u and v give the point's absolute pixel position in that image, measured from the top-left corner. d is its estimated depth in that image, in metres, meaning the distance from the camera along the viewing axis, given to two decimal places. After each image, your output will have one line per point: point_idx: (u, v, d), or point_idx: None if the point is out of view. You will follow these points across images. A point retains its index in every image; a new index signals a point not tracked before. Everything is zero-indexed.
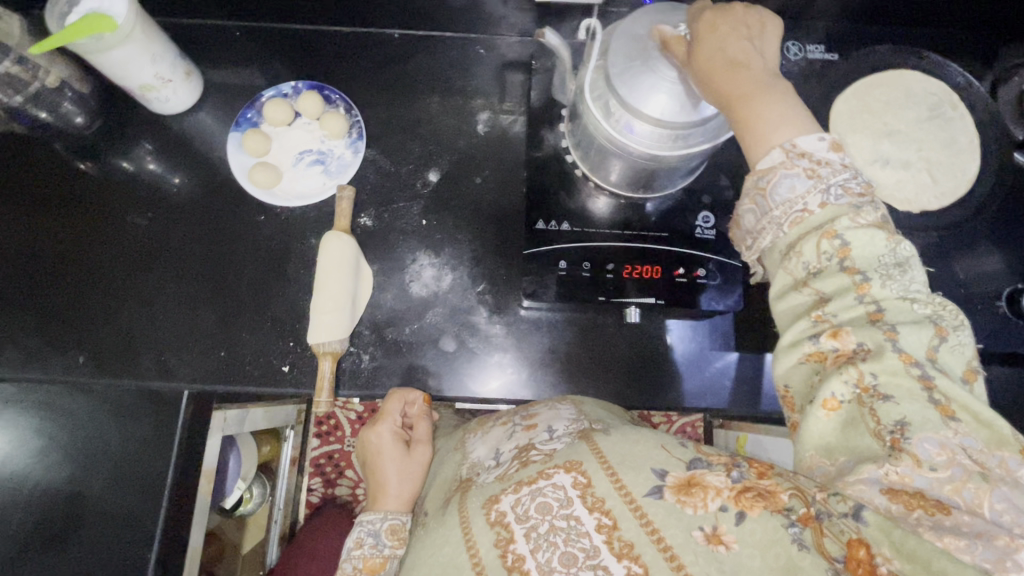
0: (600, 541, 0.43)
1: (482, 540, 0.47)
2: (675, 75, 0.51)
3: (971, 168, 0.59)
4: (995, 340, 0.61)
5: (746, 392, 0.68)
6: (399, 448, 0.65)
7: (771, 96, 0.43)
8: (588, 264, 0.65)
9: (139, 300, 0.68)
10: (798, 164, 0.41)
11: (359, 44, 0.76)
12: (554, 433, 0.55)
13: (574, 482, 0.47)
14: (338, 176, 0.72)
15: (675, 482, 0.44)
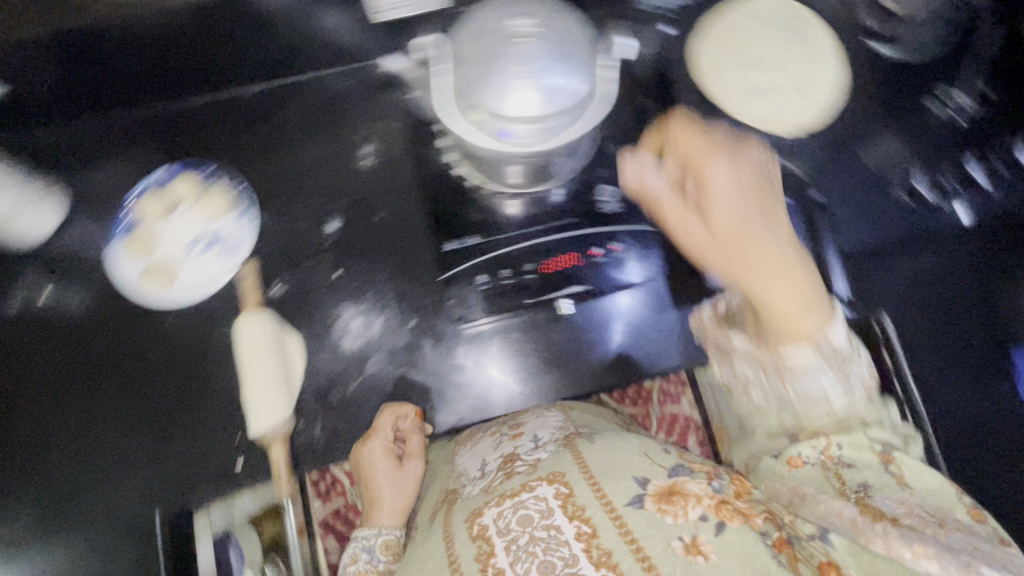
0: (578, 550, 0.41)
1: (464, 553, 0.44)
2: (525, 73, 0.53)
3: (834, 73, 0.60)
4: (900, 230, 0.64)
5: (698, 349, 0.67)
6: (387, 462, 0.63)
7: (797, 270, 0.49)
8: (507, 269, 0.65)
9: (73, 440, 0.64)
10: (823, 361, 0.48)
11: (220, 110, 0.73)
12: (538, 443, 0.55)
13: (556, 492, 0.45)
14: (237, 254, 0.68)
15: (658, 490, 0.44)
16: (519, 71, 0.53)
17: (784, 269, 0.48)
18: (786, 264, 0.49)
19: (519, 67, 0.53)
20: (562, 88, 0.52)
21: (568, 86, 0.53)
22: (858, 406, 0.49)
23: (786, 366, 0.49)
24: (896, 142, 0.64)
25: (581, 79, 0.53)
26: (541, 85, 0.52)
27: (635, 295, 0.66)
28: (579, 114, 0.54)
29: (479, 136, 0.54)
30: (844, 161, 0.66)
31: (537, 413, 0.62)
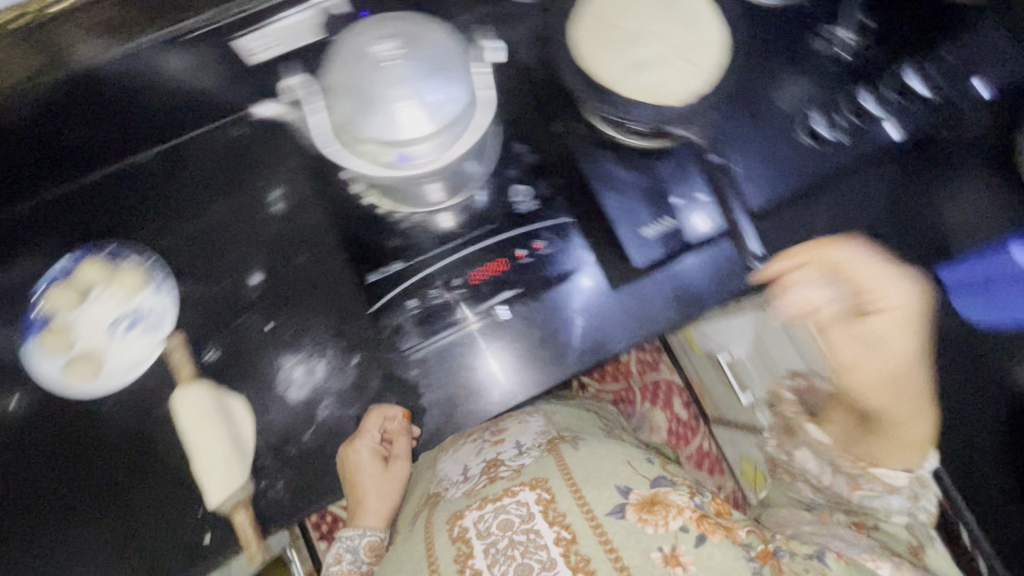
0: (557, 553, 0.53)
1: (445, 550, 0.57)
2: (403, 96, 0.51)
3: (715, 34, 0.61)
4: (806, 172, 0.66)
5: (646, 328, 0.65)
6: (376, 465, 0.71)
7: (916, 417, 0.60)
8: (435, 288, 0.64)
9: (33, 552, 0.62)
10: (909, 493, 0.63)
11: (118, 182, 0.71)
12: (521, 449, 0.68)
13: (538, 497, 0.58)
14: (160, 328, 0.66)
15: (639, 501, 0.57)
16: (399, 93, 0.51)
17: (903, 406, 0.59)
18: (883, 368, 0.58)
19: (398, 89, 0.51)
20: (444, 103, 0.52)
21: (447, 103, 0.52)
22: (899, 477, 0.62)
23: (864, 438, 0.63)
24: (777, 97, 0.68)
25: (462, 93, 0.52)
26: (421, 105, 0.51)
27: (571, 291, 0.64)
28: (463, 129, 0.53)
29: (365, 162, 0.52)
30: (740, 119, 0.67)
31: (519, 420, 0.75)
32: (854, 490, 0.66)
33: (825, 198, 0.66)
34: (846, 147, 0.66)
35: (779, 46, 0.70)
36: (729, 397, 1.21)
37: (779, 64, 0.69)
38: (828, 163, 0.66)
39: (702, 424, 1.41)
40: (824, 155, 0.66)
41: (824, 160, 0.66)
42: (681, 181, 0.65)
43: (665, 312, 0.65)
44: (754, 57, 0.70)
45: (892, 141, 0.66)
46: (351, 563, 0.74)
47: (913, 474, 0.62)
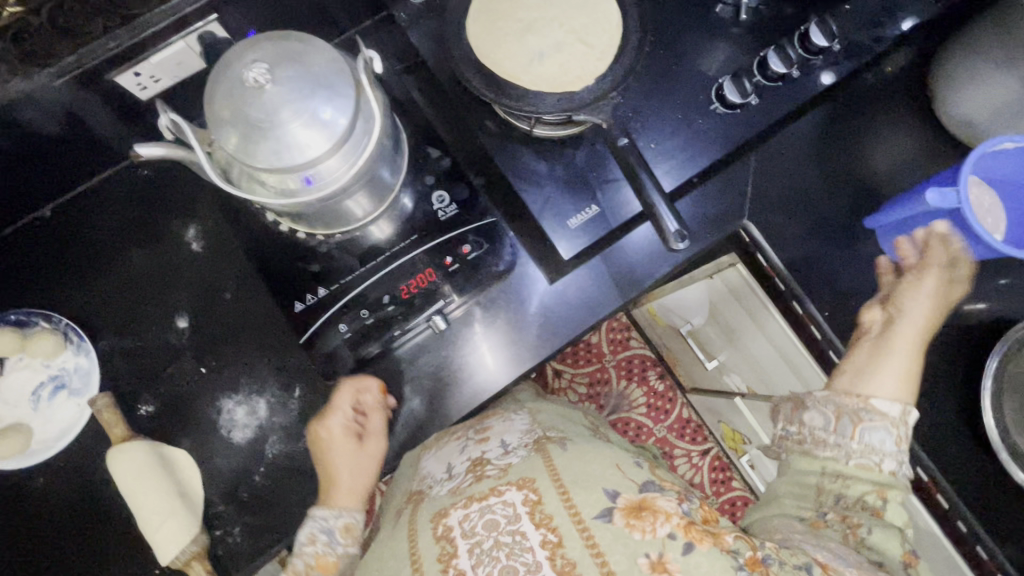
0: (542, 556, 0.46)
1: (427, 552, 0.50)
2: (289, 115, 0.49)
3: (611, 12, 0.60)
4: (718, 143, 0.67)
5: (584, 318, 0.65)
6: (350, 437, 0.62)
7: (895, 336, 0.58)
8: (365, 309, 0.62)
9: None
10: (893, 425, 0.54)
11: (22, 244, 0.68)
12: (507, 448, 0.59)
13: (524, 499, 0.50)
14: (86, 390, 0.63)
15: (627, 505, 0.48)
16: (285, 115, 0.48)
17: (883, 328, 0.59)
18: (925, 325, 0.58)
19: (282, 109, 0.48)
20: (334, 116, 0.50)
21: (337, 119, 0.50)
22: (891, 410, 0.54)
23: (874, 365, 0.56)
24: (685, 69, 0.67)
25: (352, 107, 0.50)
26: (309, 125, 0.49)
27: (501, 291, 0.65)
28: (358, 144, 0.52)
29: (262, 192, 0.51)
30: (651, 95, 0.67)
31: (503, 419, 0.67)
32: (858, 466, 0.53)
33: (742, 166, 0.67)
34: (753, 109, 0.67)
35: (680, 16, 0.69)
36: (697, 365, 1.21)
37: (686, 33, 0.68)
38: (736, 129, 0.67)
39: (680, 394, 1.42)
40: (732, 123, 0.67)
41: (734, 128, 0.67)
42: (600, 168, 0.63)
43: (606, 295, 0.64)
44: (660, 29, 0.68)
45: (824, 87, 0.68)
46: (327, 548, 0.59)
47: (905, 410, 0.54)
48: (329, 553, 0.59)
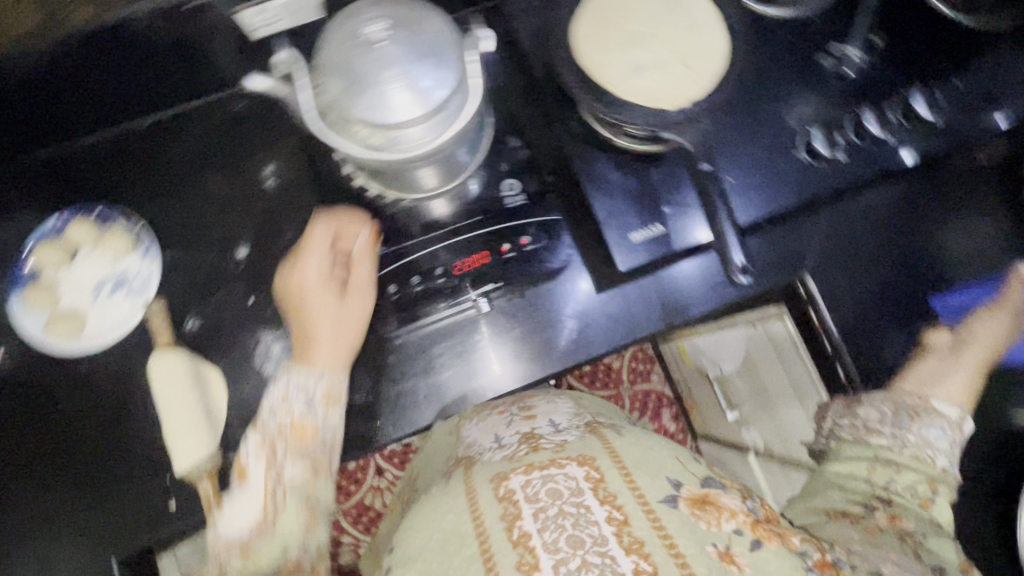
0: (609, 531, 0.41)
1: (488, 511, 0.44)
2: (394, 75, 0.51)
3: (722, 41, 0.60)
4: (800, 190, 0.66)
5: (624, 331, 0.65)
6: (327, 286, 0.60)
7: (962, 363, 0.61)
8: (417, 276, 0.63)
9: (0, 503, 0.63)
10: (950, 426, 0.58)
11: (114, 148, 0.72)
12: (558, 427, 0.56)
13: (586, 474, 0.45)
14: (143, 293, 0.67)
15: (691, 495, 0.45)
16: (387, 72, 0.51)
17: (951, 351, 0.61)
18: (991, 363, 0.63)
19: (386, 67, 0.51)
20: (435, 84, 0.51)
21: (435, 87, 0.51)
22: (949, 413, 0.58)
23: (945, 374, 0.60)
24: (778, 110, 0.67)
25: (451, 77, 0.52)
26: (408, 86, 0.51)
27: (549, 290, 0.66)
28: (449, 114, 0.53)
29: (351, 143, 0.52)
30: (738, 129, 0.66)
31: (547, 401, 0.66)
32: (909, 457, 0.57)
33: (813, 220, 0.66)
34: (840, 166, 0.66)
35: (788, 57, 0.67)
36: (716, 412, 1.19)
37: (787, 77, 0.67)
38: (819, 180, 0.66)
39: (690, 438, 1.39)
40: (816, 173, 0.66)
41: (819, 178, 0.66)
42: (674, 190, 0.64)
43: (650, 315, 0.66)
44: (764, 66, 0.67)
45: (903, 165, 0.66)
46: (303, 413, 0.56)
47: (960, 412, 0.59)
48: (306, 420, 0.56)
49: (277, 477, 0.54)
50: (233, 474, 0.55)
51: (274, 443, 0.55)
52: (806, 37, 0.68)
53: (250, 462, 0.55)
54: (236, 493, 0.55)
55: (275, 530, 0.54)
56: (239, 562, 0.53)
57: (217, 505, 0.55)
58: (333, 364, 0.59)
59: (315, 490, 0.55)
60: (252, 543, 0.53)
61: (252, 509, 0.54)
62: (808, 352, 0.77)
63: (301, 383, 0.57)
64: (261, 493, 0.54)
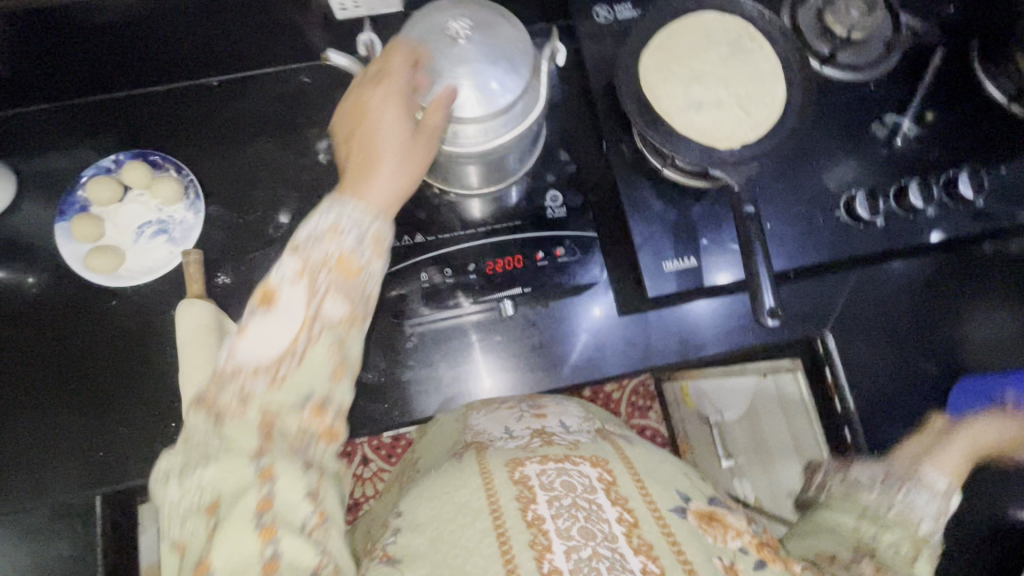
0: (620, 530, 0.43)
1: (503, 492, 0.45)
2: (467, 70, 0.53)
3: (780, 92, 0.62)
4: (833, 248, 0.67)
5: (636, 356, 0.68)
6: (403, 115, 0.48)
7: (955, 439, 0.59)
8: (450, 269, 0.65)
9: (7, 421, 0.64)
10: (941, 494, 0.54)
11: (177, 100, 0.74)
12: (570, 428, 0.56)
13: (600, 475, 0.47)
14: (183, 242, 0.69)
15: (698, 509, 0.47)
16: (458, 67, 0.52)
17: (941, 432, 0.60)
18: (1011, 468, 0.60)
19: (458, 63, 0.53)
20: (505, 84, 0.53)
21: (501, 91, 0.53)
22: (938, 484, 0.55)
23: (933, 451, 0.58)
24: (822, 168, 0.68)
25: (518, 85, 0.53)
26: (475, 85, 0.53)
27: (566, 304, 0.67)
28: (507, 119, 0.55)
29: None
30: (780, 179, 0.68)
31: (557, 402, 0.63)
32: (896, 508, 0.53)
33: (836, 281, 0.69)
34: (877, 230, 0.67)
35: (839, 118, 0.69)
36: (709, 458, 1.19)
37: (835, 137, 0.69)
38: (852, 242, 0.67)
39: None
40: (851, 234, 0.67)
41: (852, 240, 0.67)
42: (712, 228, 0.65)
43: (666, 344, 0.68)
44: (816, 123, 0.69)
45: (928, 243, 0.68)
46: (354, 249, 0.43)
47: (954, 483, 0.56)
48: (355, 257, 0.43)
49: (315, 310, 0.41)
50: (251, 302, 0.41)
51: (317, 271, 0.42)
52: (862, 104, 0.69)
53: (285, 286, 0.41)
54: (259, 322, 0.41)
55: (296, 373, 0.41)
56: (265, 388, 0.40)
57: (238, 331, 0.41)
58: (384, 208, 0.45)
59: (352, 338, 0.43)
60: (280, 376, 0.41)
61: (279, 339, 0.41)
62: (813, 403, 0.79)
63: (357, 213, 0.44)
64: (294, 325, 0.41)
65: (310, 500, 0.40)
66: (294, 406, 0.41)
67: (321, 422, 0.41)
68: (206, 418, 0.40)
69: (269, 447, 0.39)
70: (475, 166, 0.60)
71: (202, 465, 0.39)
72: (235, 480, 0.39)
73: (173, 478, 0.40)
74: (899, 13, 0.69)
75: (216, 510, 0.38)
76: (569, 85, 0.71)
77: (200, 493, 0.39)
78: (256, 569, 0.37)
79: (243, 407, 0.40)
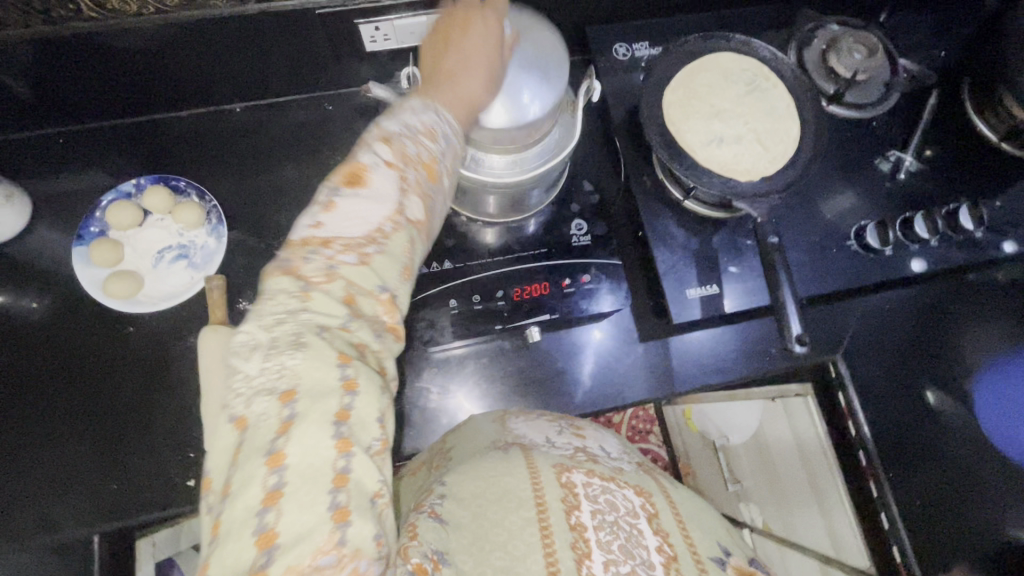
0: (658, 560, 0.43)
1: (549, 489, 0.46)
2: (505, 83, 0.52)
3: (794, 128, 0.65)
4: (846, 276, 0.70)
5: (660, 380, 0.69)
6: (493, 36, 0.51)
7: None
8: (479, 296, 0.66)
9: (10, 450, 0.62)
10: None
11: (198, 125, 0.75)
12: (611, 453, 0.56)
13: (643, 502, 0.48)
14: (204, 267, 0.69)
15: (738, 566, 0.46)
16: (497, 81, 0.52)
17: None
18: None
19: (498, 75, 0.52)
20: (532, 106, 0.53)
21: (533, 109, 0.53)
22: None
23: None
24: (830, 199, 0.72)
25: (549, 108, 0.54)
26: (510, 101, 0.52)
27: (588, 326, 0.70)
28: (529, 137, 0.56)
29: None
30: (793, 209, 0.71)
31: (596, 429, 0.62)
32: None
33: (852, 308, 0.72)
34: (886, 258, 0.71)
35: (843, 152, 0.73)
36: (717, 484, 1.18)
37: (841, 170, 0.73)
38: (863, 271, 0.70)
39: None
40: (861, 263, 0.70)
41: (861, 266, 0.70)
42: (734, 256, 0.67)
43: (687, 371, 0.69)
44: (824, 157, 0.73)
45: (911, 273, 0.71)
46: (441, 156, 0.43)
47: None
48: (441, 164, 0.43)
49: (404, 202, 0.41)
50: (341, 176, 0.40)
51: (409, 164, 0.41)
52: (865, 141, 0.74)
53: (377, 168, 0.40)
54: (350, 200, 0.39)
55: (379, 261, 0.38)
56: (355, 265, 0.38)
57: (326, 206, 0.39)
58: (457, 112, 0.47)
59: (422, 244, 0.42)
60: (367, 258, 0.38)
61: (369, 219, 0.39)
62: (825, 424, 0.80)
63: (445, 122, 0.45)
64: (384, 210, 0.40)
65: (383, 421, 0.34)
66: (373, 295, 0.38)
67: (395, 322, 0.39)
68: (289, 288, 0.36)
69: (355, 332, 0.36)
70: (493, 196, 0.63)
71: (283, 347, 0.34)
72: (317, 374, 0.33)
73: (253, 351, 0.34)
74: (896, 56, 0.73)
75: (293, 399, 0.32)
76: (590, 117, 0.74)
77: (278, 375, 0.33)
78: (326, 480, 0.31)
79: (329, 282, 0.37)
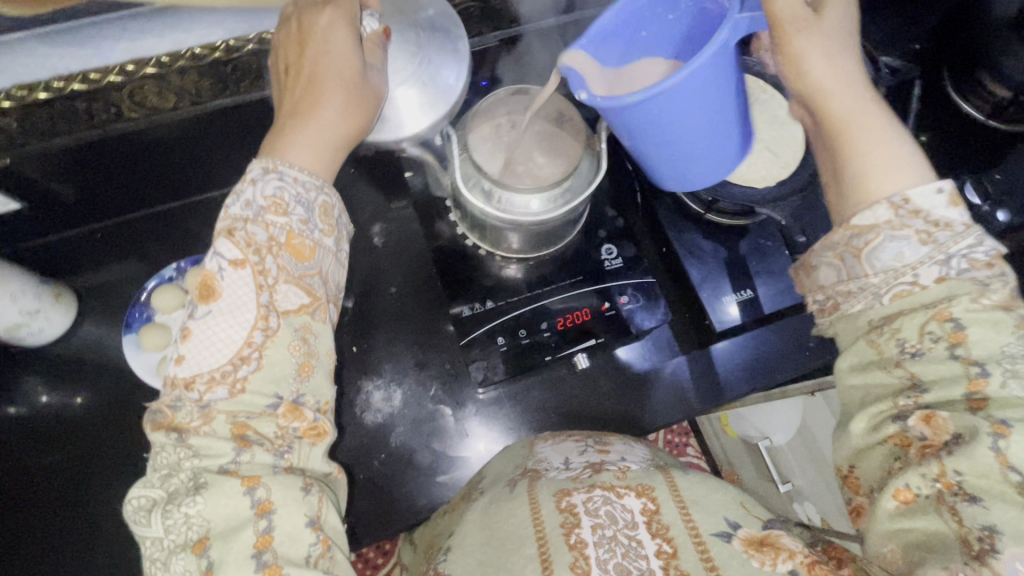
0: (657, 565, 0.43)
1: (550, 520, 0.46)
2: (410, 73, 0.54)
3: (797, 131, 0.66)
4: None
5: (703, 386, 0.71)
6: (353, 50, 0.48)
7: (875, 142, 0.43)
8: (524, 330, 0.68)
9: (109, 534, 0.68)
10: (910, 225, 0.40)
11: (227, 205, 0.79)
12: (629, 463, 0.54)
13: (643, 507, 0.47)
14: None
15: (748, 536, 0.44)
16: (396, 63, 0.54)
17: (860, 124, 0.43)
18: (895, 130, 0.43)
19: (394, 58, 0.54)
20: (444, 79, 0.55)
21: (444, 76, 0.56)
22: (879, 218, 0.41)
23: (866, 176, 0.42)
24: None
25: (464, 66, 0.57)
26: (424, 76, 0.55)
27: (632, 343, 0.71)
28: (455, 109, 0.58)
29: (474, 194, 0.59)
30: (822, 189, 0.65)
31: (623, 441, 0.61)
32: (896, 300, 0.41)
33: None
34: None
35: None
36: (768, 489, 1.18)
37: None
38: None
39: None
40: None
41: None
42: (761, 261, 0.70)
43: (735, 377, 0.71)
44: None
45: None
46: (301, 225, 0.44)
47: (904, 200, 0.40)
48: (305, 234, 0.45)
49: (268, 299, 0.43)
50: (196, 292, 0.42)
51: (258, 252, 0.42)
52: None
53: (225, 277, 0.42)
54: (200, 328, 0.41)
55: (254, 381, 0.42)
56: (225, 398, 0.41)
57: (182, 335, 0.42)
58: (309, 154, 0.46)
59: (314, 325, 0.45)
60: (237, 391, 0.42)
61: (229, 339, 0.41)
62: None
63: (292, 182, 0.45)
64: (245, 317, 0.42)
65: (315, 524, 0.41)
66: (265, 414, 0.42)
67: (300, 422, 0.43)
68: (167, 441, 0.41)
69: (246, 463, 0.41)
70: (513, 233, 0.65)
71: (182, 498, 0.40)
72: (227, 512, 0.39)
73: (153, 516, 0.40)
74: (876, 55, 0.73)
75: (204, 550, 0.39)
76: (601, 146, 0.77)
77: (188, 527, 0.39)
78: None
79: (207, 423, 0.41)
